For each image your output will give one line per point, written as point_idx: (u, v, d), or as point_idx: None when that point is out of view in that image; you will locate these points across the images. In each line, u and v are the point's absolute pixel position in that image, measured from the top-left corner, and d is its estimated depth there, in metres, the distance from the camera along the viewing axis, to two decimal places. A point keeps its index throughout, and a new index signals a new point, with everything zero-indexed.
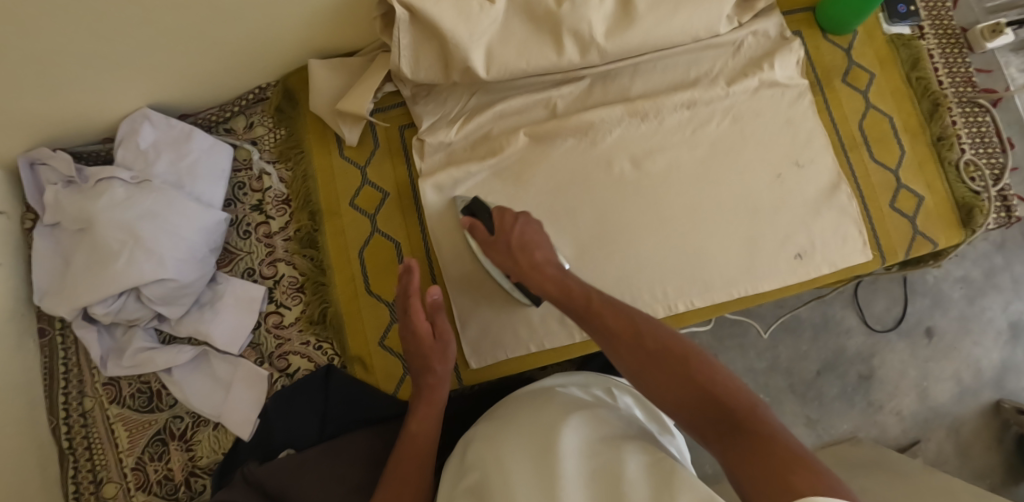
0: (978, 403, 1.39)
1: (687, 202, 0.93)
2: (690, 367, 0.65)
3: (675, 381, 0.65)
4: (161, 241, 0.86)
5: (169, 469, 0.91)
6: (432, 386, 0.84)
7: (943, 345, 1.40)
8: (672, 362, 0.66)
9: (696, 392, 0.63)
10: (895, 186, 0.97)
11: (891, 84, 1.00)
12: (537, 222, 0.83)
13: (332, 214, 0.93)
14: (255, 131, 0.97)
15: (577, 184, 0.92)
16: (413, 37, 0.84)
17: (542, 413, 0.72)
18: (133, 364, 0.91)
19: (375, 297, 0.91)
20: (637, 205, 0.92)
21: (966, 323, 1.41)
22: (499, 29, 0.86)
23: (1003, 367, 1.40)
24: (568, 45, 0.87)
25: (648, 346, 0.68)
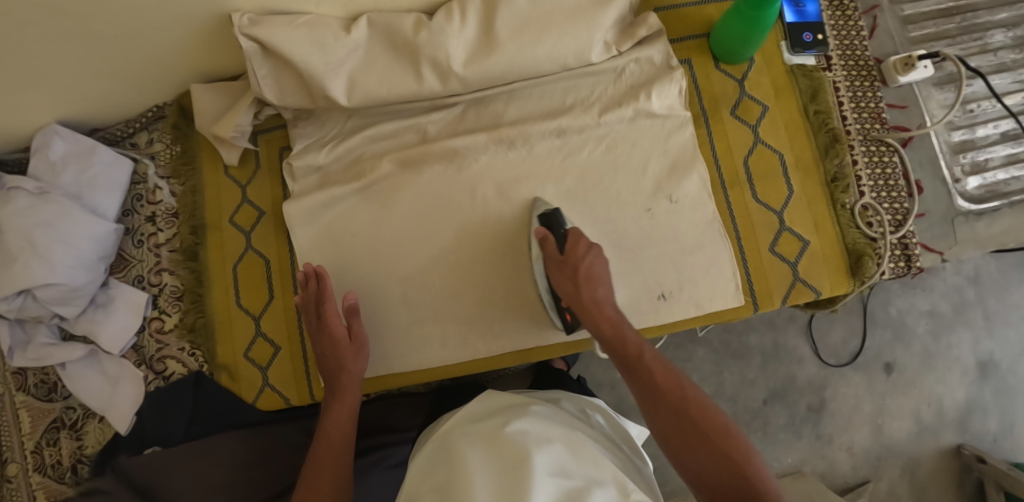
0: (937, 445, 1.22)
1: (553, 231, 0.92)
2: (712, 406, 0.72)
3: (668, 413, 0.72)
4: (53, 248, 0.93)
5: (60, 455, 1.00)
6: (344, 388, 0.86)
7: (902, 381, 1.24)
8: (673, 401, 0.73)
9: (690, 427, 0.71)
10: (778, 228, 0.92)
11: (785, 117, 0.95)
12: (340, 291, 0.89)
13: (214, 229, 0.98)
14: (155, 147, 1.04)
15: (443, 207, 0.93)
16: (272, 67, 0.87)
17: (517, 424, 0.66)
18: (36, 357, 1.00)
19: (245, 310, 0.96)
20: (500, 233, 0.93)
21: (930, 360, 1.24)
22: (359, 57, 0.88)
23: (968, 408, 1.23)
24: (427, 73, 0.88)
25: (671, 380, 0.74)
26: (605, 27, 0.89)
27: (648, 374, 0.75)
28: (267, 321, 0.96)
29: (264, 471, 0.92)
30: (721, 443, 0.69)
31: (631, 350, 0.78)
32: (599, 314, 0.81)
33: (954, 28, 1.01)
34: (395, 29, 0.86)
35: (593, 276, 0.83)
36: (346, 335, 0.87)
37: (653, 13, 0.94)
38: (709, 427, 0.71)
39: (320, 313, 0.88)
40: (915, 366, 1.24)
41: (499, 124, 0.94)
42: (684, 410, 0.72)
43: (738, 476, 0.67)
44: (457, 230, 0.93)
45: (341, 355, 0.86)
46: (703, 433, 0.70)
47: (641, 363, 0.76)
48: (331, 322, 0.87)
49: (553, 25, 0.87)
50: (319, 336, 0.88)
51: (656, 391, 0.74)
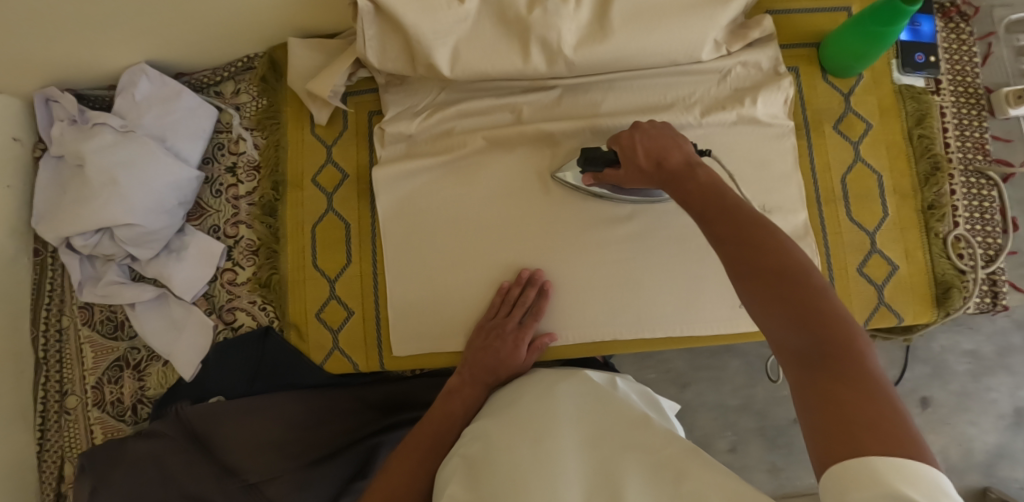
0: (961, 485, 1.24)
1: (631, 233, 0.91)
2: (823, 305, 0.58)
3: (771, 288, 0.60)
4: (133, 189, 0.93)
5: (121, 393, 1.01)
6: (465, 386, 0.86)
7: (935, 417, 1.25)
8: (772, 273, 0.60)
9: (810, 334, 0.57)
10: (868, 250, 0.91)
11: (888, 138, 0.93)
12: (670, 131, 0.77)
13: (295, 187, 0.98)
14: (241, 98, 1.02)
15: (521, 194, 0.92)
16: (380, 29, 0.86)
17: (543, 401, 0.75)
18: (103, 294, 1.00)
19: (320, 272, 0.95)
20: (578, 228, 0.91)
21: (966, 400, 1.25)
22: (467, 29, 0.86)
23: (997, 452, 1.24)
24: (535, 53, 0.86)
25: (756, 237, 0.62)
26: (721, 26, 0.87)
27: (689, 181, 0.71)
28: (341, 285, 0.95)
29: (316, 433, 0.93)
30: (839, 336, 0.56)
31: (713, 213, 0.67)
32: (687, 181, 0.71)
33: None
34: (508, 5, 0.84)
35: (671, 146, 0.75)
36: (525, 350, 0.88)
37: (767, 16, 0.92)
38: (840, 340, 0.56)
39: (519, 325, 0.88)
40: (950, 405, 1.25)
41: (594, 114, 0.93)
42: (753, 272, 0.61)
43: (845, 378, 0.54)
44: (533, 222, 0.92)
45: (508, 362, 0.87)
46: (828, 346, 0.56)
47: (756, 225, 0.63)
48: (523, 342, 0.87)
49: (668, 17, 0.86)
50: (502, 336, 0.87)
51: (784, 283, 0.59)
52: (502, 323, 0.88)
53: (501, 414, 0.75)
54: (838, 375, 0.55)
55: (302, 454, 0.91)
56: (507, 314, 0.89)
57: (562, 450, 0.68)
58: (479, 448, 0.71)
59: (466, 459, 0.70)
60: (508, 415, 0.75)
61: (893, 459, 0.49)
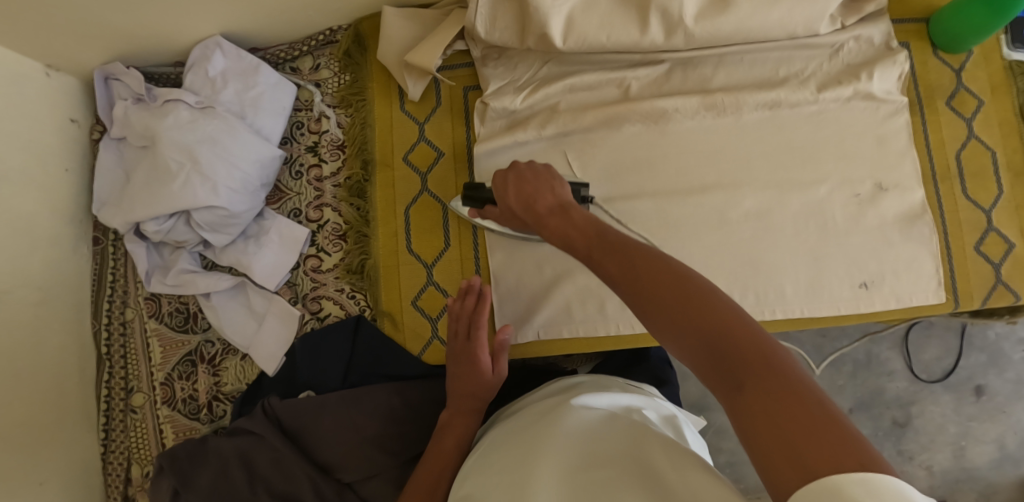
0: (1015, 473, 1.24)
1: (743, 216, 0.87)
2: (720, 306, 0.50)
3: (671, 315, 0.52)
4: (216, 167, 0.87)
5: (195, 390, 0.94)
6: (453, 418, 0.79)
7: (991, 405, 1.25)
8: (660, 287, 0.53)
9: (697, 344, 0.50)
10: (985, 228, 0.89)
11: (1000, 115, 0.91)
12: (535, 172, 0.74)
13: (385, 167, 0.92)
14: (321, 73, 0.96)
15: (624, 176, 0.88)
16: None
17: (544, 418, 0.67)
18: (175, 283, 0.93)
19: (416, 256, 0.90)
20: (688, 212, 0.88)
21: (1022, 388, 1.26)
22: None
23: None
24: (654, 23, 0.82)
25: (631, 261, 0.57)
26: None
27: (561, 222, 0.67)
28: (438, 270, 0.90)
29: (414, 429, 0.89)
30: (745, 344, 0.48)
31: (592, 245, 0.62)
32: (554, 223, 0.67)
33: None
34: None
35: (546, 192, 0.71)
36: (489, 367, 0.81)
37: None
38: (755, 349, 0.47)
39: (469, 337, 0.81)
40: (1007, 392, 1.26)
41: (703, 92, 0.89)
42: (638, 294, 0.55)
43: (775, 384, 0.45)
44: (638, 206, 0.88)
45: (480, 383, 0.80)
46: (725, 349, 0.48)
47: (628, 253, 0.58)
48: (480, 355, 0.80)
49: None
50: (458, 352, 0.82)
51: (663, 308, 0.52)
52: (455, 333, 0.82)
53: (500, 436, 0.69)
54: (754, 385, 0.46)
55: (402, 451, 0.88)
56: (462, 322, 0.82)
57: (549, 454, 0.59)
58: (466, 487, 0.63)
59: (452, 499, 0.63)
60: (504, 436, 0.68)
61: (855, 472, 0.40)
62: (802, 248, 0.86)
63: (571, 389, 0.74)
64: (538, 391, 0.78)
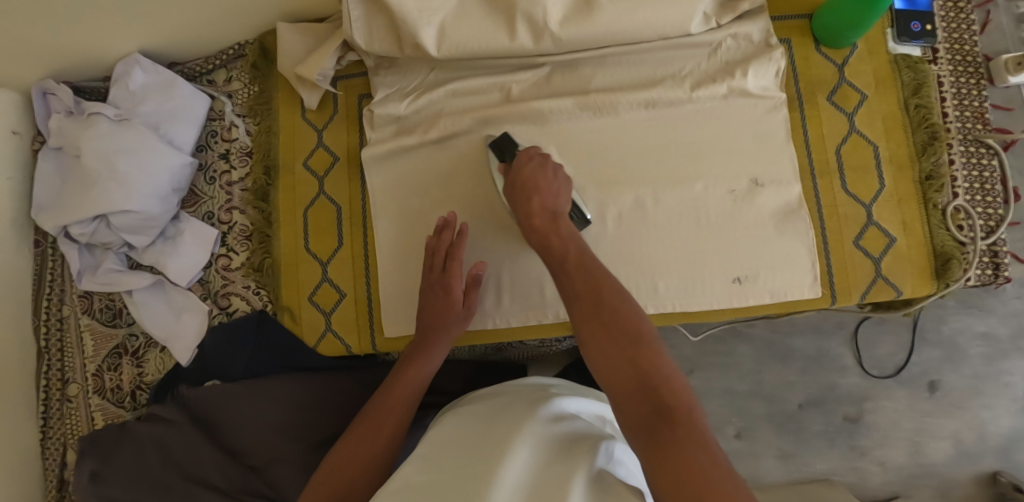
0: (974, 470, 1.22)
1: (617, 214, 0.90)
2: (647, 354, 0.64)
3: (629, 391, 0.63)
4: (130, 175, 0.94)
5: (120, 380, 1.02)
6: (424, 359, 0.86)
7: (947, 402, 1.23)
8: (614, 326, 0.67)
9: (634, 375, 0.63)
10: (865, 222, 0.89)
11: (884, 109, 0.91)
12: (551, 169, 0.85)
13: (287, 172, 0.98)
14: (232, 85, 1.03)
15: (507, 176, 0.92)
16: (365, 10, 0.86)
17: (507, 412, 0.72)
18: (103, 282, 1.01)
19: (313, 255, 0.96)
20: (568, 210, 0.90)
21: (979, 384, 1.22)
22: (454, 8, 0.86)
23: (1012, 437, 1.21)
24: (521, 29, 0.86)
25: (608, 322, 0.68)
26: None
27: (553, 236, 0.80)
28: (333, 267, 0.95)
29: (317, 416, 0.95)
30: (684, 405, 0.60)
31: (584, 286, 0.72)
32: (555, 245, 0.79)
33: None
34: None
35: (551, 194, 0.84)
36: (461, 293, 0.88)
37: None
38: (637, 329, 0.67)
39: (444, 269, 0.88)
40: (964, 388, 1.22)
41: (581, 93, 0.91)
42: (599, 329, 0.68)
43: (649, 362, 0.64)
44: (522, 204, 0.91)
45: (448, 311, 0.87)
46: (659, 394, 0.61)
47: (598, 304, 0.70)
48: (454, 276, 0.87)
49: None
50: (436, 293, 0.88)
51: (626, 332, 0.66)
52: (435, 294, 0.88)
53: (466, 421, 0.74)
54: (676, 441, 0.57)
55: (305, 436, 0.94)
56: (440, 301, 0.87)
57: (519, 437, 0.65)
58: (443, 455, 0.67)
59: (428, 457, 0.67)
60: (471, 423, 0.73)
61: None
62: (676, 244, 0.89)
63: (537, 392, 0.79)
64: (510, 386, 0.86)
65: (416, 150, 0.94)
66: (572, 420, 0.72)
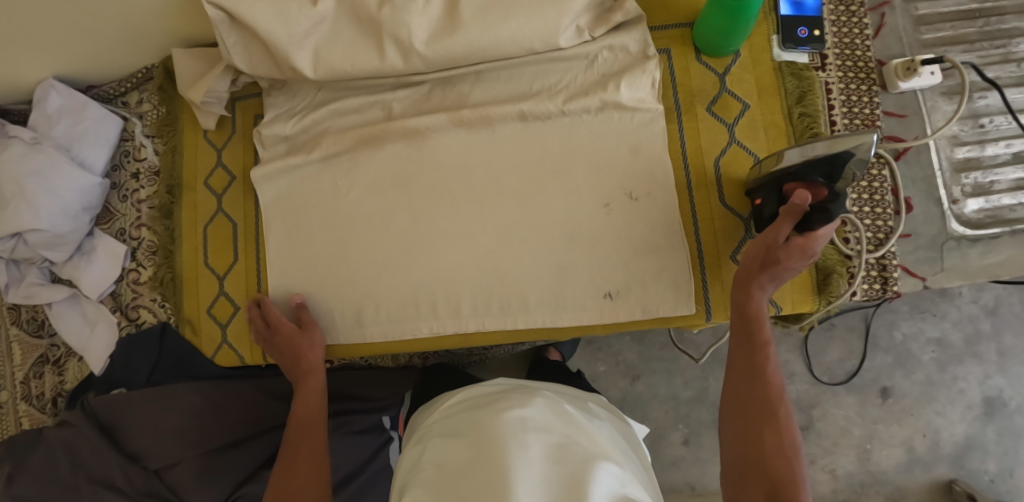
0: (928, 477, 1.37)
1: (492, 230, 0.91)
2: (768, 429, 0.77)
3: (743, 413, 0.79)
4: (38, 195, 0.98)
5: (43, 388, 1.08)
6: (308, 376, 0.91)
7: (898, 408, 1.38)
8: (746, 337, 0.82)
9: (753, 398, 0.79)
10: (741, 236, 0.87)
11: (767, 119, 0.89)
12: (800, 251, 0.78)
13: (190, 190, 1.02)
14: (143, 107, 1.07)
15: (389, 193, 0.93)
16: (241, 36, 0.89)
17: (494, 408, 0.79)
18: (25, 295, 1.07)
19: (211, 270, 1.00)
20: (447, 227, 0.92)
21: (931, 390, 1.39)
22: (325, 31, 0.88)
23: (967, 444, 1.37)
24: (390, 49, 0.87)
25: (759, 362, 0.81)
26: (575, 11, 0.85)
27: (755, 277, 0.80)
28: (229, 282, 0.99)
29: (214, 422, 1.01)
30: (779, 417, 0.78)
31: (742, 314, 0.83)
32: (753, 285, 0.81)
33: (974, 33, 0.92)
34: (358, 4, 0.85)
35: (768, 281, 0.80)
36: (297, 327, 0.91)
37: None
38: (757, 344, 0.81)
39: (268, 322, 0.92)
40: (916, 395, 1.41)
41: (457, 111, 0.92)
42: (747, 375, 0.81)
43: (763, 391, 0.79)
44: (402, 221, 0.93)
45: (304, 351, 0.90)
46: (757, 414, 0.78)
47: (745, 321, 0.82)
48: (281, 333, 0.91)
49: (520, 6, 0.85)
50: (294, 345, 0.90)
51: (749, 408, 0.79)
52: (283, 346, 0.91)
53: (454, 430, 0.79)
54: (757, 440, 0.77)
55: (199, 443, 1.00)
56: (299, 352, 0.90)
57: (532, 435, 0.74)
58: (453, 453, 0.75)
59: (441, 460, 0.74)
60: (460, 429, 0.78)
61: None
62: (549, 258, 0.89)
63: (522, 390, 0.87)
64: (474, 390, 0.90)
65: (298, 168, 0.96)
66: (557, 413, 0.81)
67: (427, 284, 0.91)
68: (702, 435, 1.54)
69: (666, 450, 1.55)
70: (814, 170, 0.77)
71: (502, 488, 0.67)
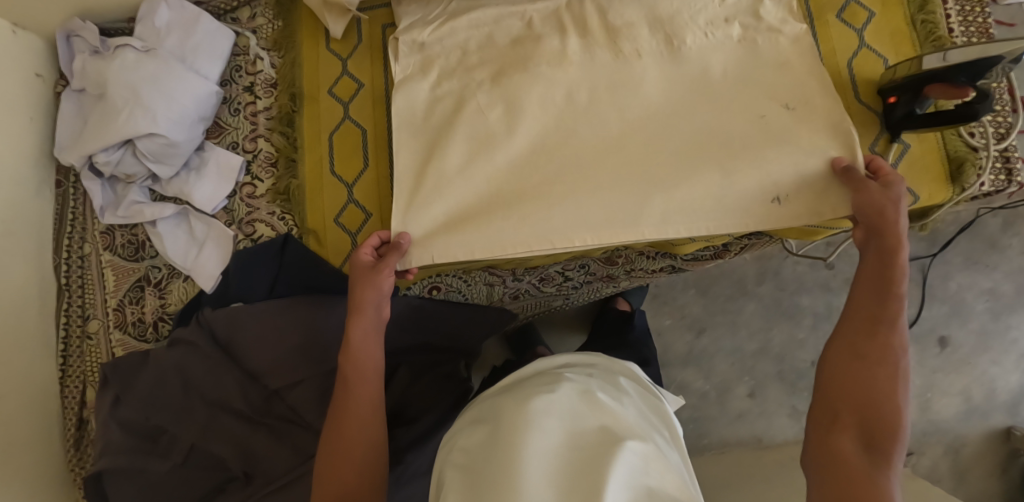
0: (986, 425, 1.40)
1: (630, 127, 0.91)
2: (852, 428, 0.70)
3: (828, 412, 0.73)
4: (156, 100, 0.95)
5: (142, 312, 1.02)
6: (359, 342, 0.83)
7: (956, 356, 1.42)
8: (868, 324, 0.76)
9: (851, 402, 0.72)
10: (878, 129, 0.92)
11: (891, 25, 0.95)
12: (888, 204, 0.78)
13: (312, 100, 1.00)
14: (256, 22, 1.06)
15: (524, 94, 0.93)
16: None
17: (517, 393, 0.73)
18: (126, 215, 1.02)
19: (338, 178, 0.97)
20: (588, 126, 0.92)
21: (987, 340, 1.42)
22: None
23: (1021, 392, 1.40)
24: None
25: (868, 350, 0.74)
26: None
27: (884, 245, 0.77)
28: (359, 189, 0.96)
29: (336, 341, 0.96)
30: (864, 421, 0.71)
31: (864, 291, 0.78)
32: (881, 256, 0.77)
33: None
34: None
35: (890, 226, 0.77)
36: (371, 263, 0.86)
37: None
38: (866, 330, 0.76)
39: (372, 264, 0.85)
40: (972, 344, 1.42)
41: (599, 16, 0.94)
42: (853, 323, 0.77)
43: (854, 387, 0.73)
44: (542, 119, 0.92)
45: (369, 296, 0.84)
46: (838, 413, 0.72)
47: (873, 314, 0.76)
48: (369, 276, 0.84)
49: None
50: (360, 276, 0.85)
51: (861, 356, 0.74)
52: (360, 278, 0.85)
53: (481, 416, 0.74)
54: (837, 438, 0.71)
55: (324, 360, 0.95)
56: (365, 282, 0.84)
57: (539, 425, 0.66)
58: (473, 445, 0.70)
59: (466, 453, 0.70)
60: (487, 414, 0.73)
61: None
62: (690, 150, 0.89)
63: (553, 372, 0.80)
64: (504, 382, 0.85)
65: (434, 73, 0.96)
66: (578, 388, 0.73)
67: (569, 180, 0.89)
68: (768, 389, 1.44)
69: (732, 403, 1.43)
70: (959, 72, 0.81)
71: (509, 471, 0.62)
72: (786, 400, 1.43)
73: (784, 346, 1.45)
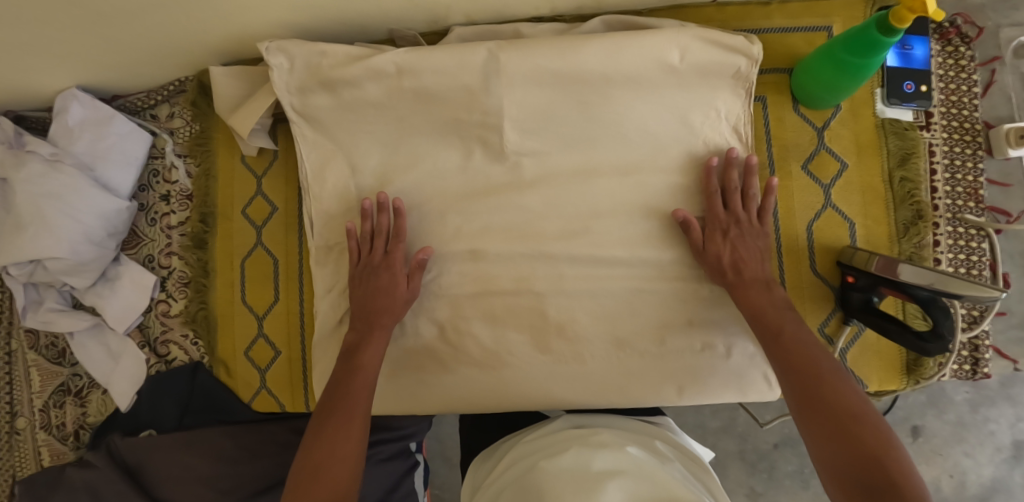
0: None
1: (560, 309, 0.83)
2: (850, 409, 0.65)
3: (832, 432, 0.65)
4: (60, 221, 0.90)
5: (64, 419, 1.02)
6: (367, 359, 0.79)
7: (927, 448, 1.11)
8: (796, 350, 0.71)
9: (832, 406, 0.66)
10: (830, 308, 0.82)
11: (863, 181, 0.83)
12: (750, 238, 0.79)
13: (225, 220, 0.95)
14: (174, 122, 0.99)
15: (435, 234, 0.85)
16: (301, 70, 0.84)
17: (561, 457, 0.70)
18: (43, 320, 0.97)
19: (248, 307, 0.93)
20: (508, 291, 0.84)
21: (962, 430, 1.11)
22: (384, 78, 0.82)
23: (993, 486, 1.10)
24: (460, 106, 0.82)
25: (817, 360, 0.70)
26: (655, 68, 0.80)
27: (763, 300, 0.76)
28: (269, 322, 0.93)
29: (249, 467, 0.92)
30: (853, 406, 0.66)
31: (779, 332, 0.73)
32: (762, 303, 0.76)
33: None
34: (427, 58, 0.81)
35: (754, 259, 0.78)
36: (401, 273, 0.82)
37: (740, 36, 0.80)
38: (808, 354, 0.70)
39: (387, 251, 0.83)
40: (944, 436, 1.11)
41: (536, 170, 0.84)
42: (778, 340, 0.73)
43: (826, 388, 0.67)
44: (462, 295, 0.84)
45: (387, 300, 0.81)
46: (835, 414, 0.65)
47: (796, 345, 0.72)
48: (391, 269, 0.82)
49: (594, 58, 0.79)
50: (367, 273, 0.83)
51: (741, 284, 0.77)
52: (380, 282, 0.82)
53: (508, 484, 0.72)
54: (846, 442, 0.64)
55: (234, 489, 0.91)
56: (386, 296, 0.81)
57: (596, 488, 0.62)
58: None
59: None
60: (516, 478, 0.71)
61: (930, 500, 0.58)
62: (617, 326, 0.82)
63: (576, 435, 0.77)
64: (525, 439, 0.80)
65: (347, 227, 0.87)
66: (620, 452, 0.71)
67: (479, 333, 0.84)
68: (728, 468, 1.18)
69: None
70: (915, 288, 0.70)
71: None
72: (746, 479, 1.17)
73: (748, 425, 1.17)
